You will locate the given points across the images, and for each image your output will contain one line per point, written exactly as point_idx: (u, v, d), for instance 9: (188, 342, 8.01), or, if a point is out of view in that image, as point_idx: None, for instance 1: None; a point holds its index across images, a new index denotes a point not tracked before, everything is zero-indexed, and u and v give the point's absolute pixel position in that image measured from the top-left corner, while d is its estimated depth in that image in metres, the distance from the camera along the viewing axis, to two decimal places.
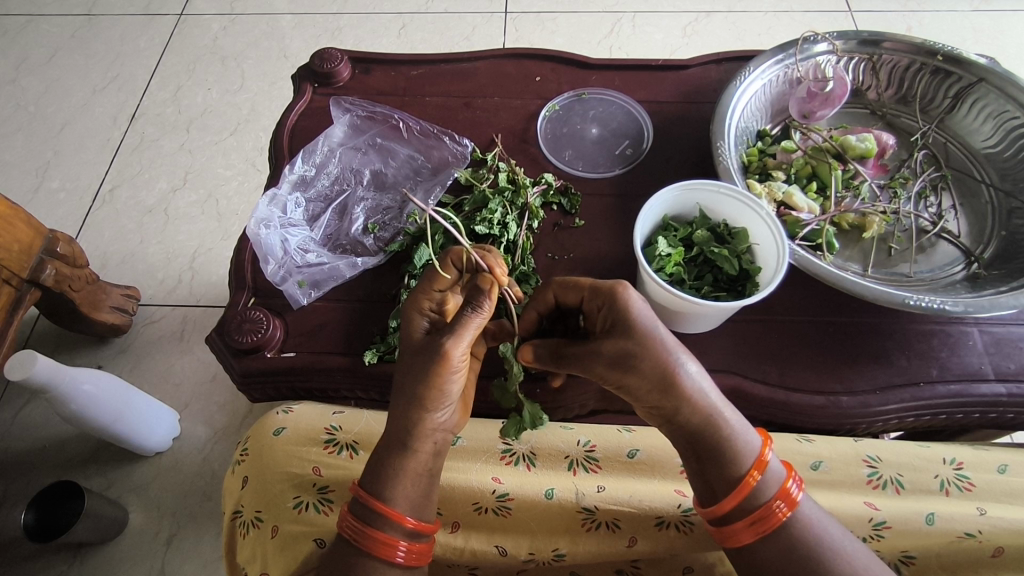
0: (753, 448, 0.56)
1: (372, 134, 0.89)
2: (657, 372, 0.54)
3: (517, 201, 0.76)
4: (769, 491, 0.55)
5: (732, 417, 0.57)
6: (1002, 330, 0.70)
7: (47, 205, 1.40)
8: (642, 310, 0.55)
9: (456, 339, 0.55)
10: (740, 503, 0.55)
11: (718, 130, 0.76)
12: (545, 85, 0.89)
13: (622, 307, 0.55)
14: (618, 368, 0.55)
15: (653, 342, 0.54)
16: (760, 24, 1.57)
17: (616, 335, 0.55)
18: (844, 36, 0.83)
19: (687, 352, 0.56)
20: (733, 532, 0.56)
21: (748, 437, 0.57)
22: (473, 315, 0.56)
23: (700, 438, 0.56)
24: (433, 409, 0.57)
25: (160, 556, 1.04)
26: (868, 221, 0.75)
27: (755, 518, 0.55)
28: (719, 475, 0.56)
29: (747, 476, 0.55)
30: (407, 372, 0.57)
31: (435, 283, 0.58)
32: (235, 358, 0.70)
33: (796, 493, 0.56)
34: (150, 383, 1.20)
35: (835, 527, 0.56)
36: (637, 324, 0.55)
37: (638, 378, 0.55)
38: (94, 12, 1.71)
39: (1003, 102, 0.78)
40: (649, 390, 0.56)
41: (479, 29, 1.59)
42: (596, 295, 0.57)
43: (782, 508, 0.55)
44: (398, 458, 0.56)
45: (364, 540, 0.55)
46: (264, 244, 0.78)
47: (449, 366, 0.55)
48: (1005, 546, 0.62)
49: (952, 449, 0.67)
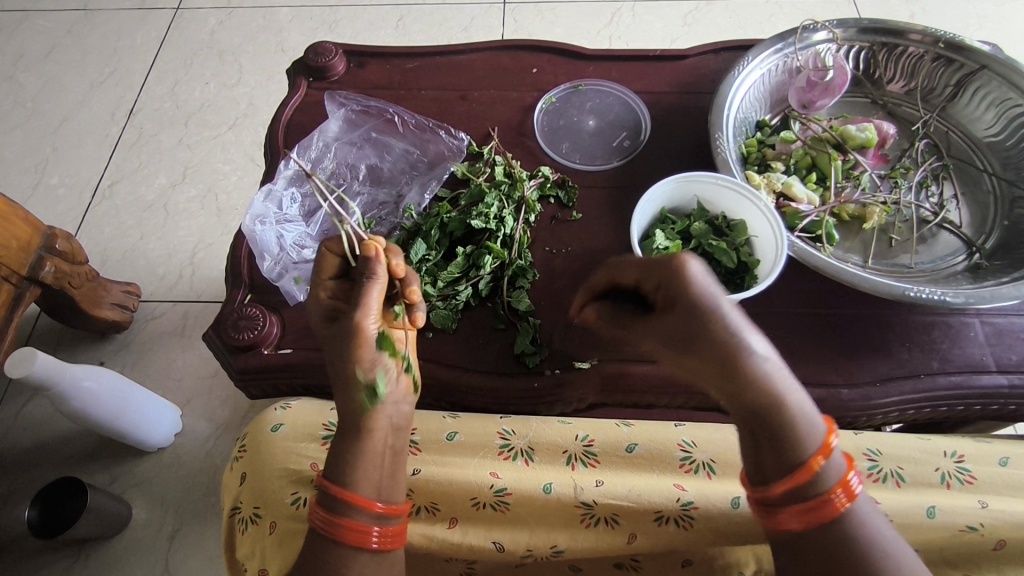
0: (818, 433, 0.49)
1: (367, 128, 0.88)
2: (723, 344, 0.48)
3: (514, 195, 0.76)
4: (831, 478, 0.49)
5: (798, 399, 0.49)
6: (1004, 321, 0.69)
7: (46, 202, 1.40)
8: (709, 283, 0.49)
9: (363, 311, 0.55)
10: (798, 490, 0.49)
11: (716, 121, 0.75)
12: (542, 77, 0.88)
13: (683, 277, 0.49)
14: (679, 340, 0.50)
15: (715, 313, 0.48)
16: (762, 12, 1.56)
17: (677, 309, 0.50)
18: (844, 24, 0.82)
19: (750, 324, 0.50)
20: (781, 516, 0.49)
21: (815, 420, 0.49)
22: (370, 284, 0.56)
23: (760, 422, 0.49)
24: (371, 384, 0.56)
25: (164, 551, 1.05)
26: (868, 212, 0.74)
27: (811, 508, 0.48)
28: (780, 462, 0.49)
29: (809, 461, 0.48)
30: (333, 356, 0.57)
31: (325, 271, 0.61)
32: (231, 355, 0.70)
33: (856, 486, 0.49)
34: (152, 378, 1.21)
35: (875, 515, 0.50)
36: (700, 295, 0.49)
37: (701, 353, 0.49)
38: (90, 6, 1.70)
39: (1006, 89, 0.77)
40: (705, 367, 0.50)
41: (478, 20, 1.58)
42: (656, 264, 0.52)
43: (841, 497, 0.48)
44: (355, 442, 0.55)
45: (333, 529, 0.54)
46: (259, 240, 0.77)
47: (365, 337, 0.55)
48: (1008, 540, 0.61)
49: (952, 442, 0.67)
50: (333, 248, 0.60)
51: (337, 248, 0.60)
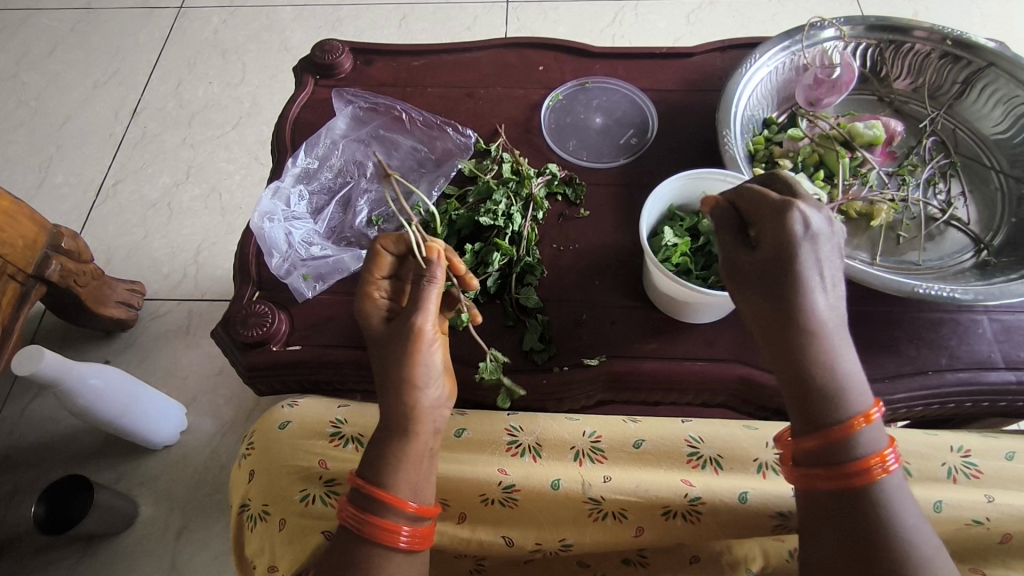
0: (862, 401, 0.51)
1: (375, 126, 0.88)
2: (788, 287, 0.51)
3: (522, 192, 0.75)
4: (870, 448, 0.50)
5: (847, 363, 0.52)
6: (1012, 317, 0.69)
7: (50, 201, 1.40)
8: (810, 233, 0.51)
9: (424, 313, 0.58)
10: (831, 451, 0.50)
11: (723, 118, 0.75)
12: (548, 75, 0.88)
13: (785, 220, 0.51)
14: (758, 277, 0.53)
15: (791, 259, 0.51)
16: (764, 11, 1.55)
17: (765, 249, 0.52)
18: (851, 21, 0.82)
19: (829, 282, 0.52)
20: (810, 469, 0.51)
21: (861, 391, 0.51)
22: (430, 286, 0.58)
23: (805, 370, 0.51)
24: (422, 388, 0.58)
25: (170, 548, 1.05)
26: (876, 209, 0.74)
27: (842, 469, 0.50)
28: (822, 414, 0.51)
29: (848, 424, 0.50)
30: (387, 358, 0.59)
31: (377, 269, 0.62)
32: (240, 352, 0.70)
33: (892, 464, 0.50)
34: (157, 376, 1.21)
35: (908, 506, 0.50)
36: (794, 240, 0.51)
37: (764, 292, 0.52)
38: (93, 5, 1.70)
39: (1013, 86, 0.77)
40: (772, 308, 0.52)
41: (481, 19, 1.58)
42: (762, 203, 0.53)
43: (878, 469, 0.50)
44: (398, 443, 0.57)
45: (363, 528, 0.55)
46: (268, 237, 0.77)
47: (423, 339, 0.58)
48: (1014, 534, 0.61)
49: (958, 437, 0.67)
50: (387, 245, 0.62)
51: (392, 247, 0.61)
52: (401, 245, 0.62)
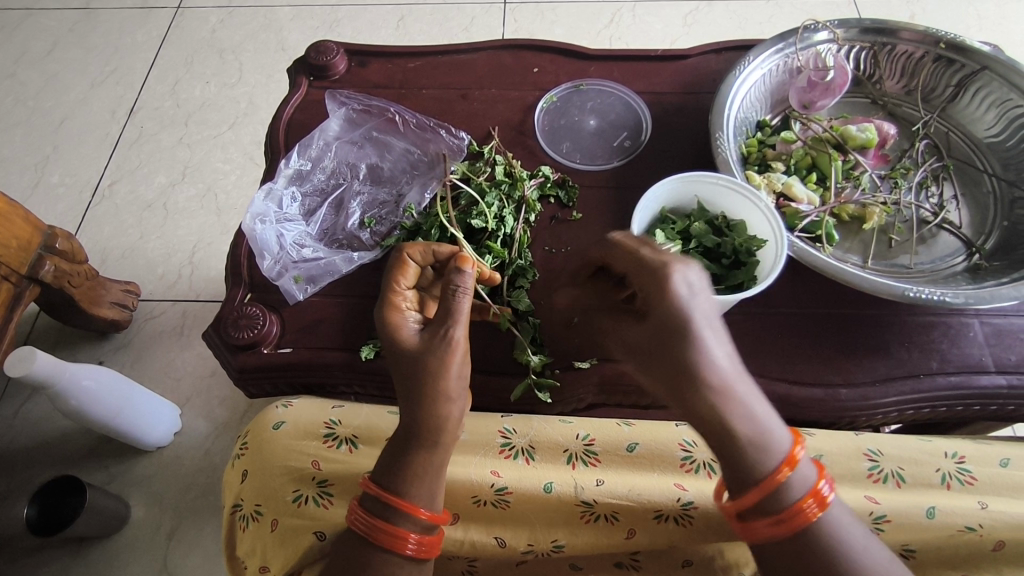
0: (783, 443, 0.51)
1: (368, 128, 0.88)
2: (684, 357, 0.51)
3: (514, 194, 0.76)
4: (800, 490, 0.51)
5: (761, 412, 0.51)
6: (1003, 321, 0.69)
7: (46, 200, 1.40)
8: (693, 294, 0.52)
9: (457, 324, 0.58)
10: (763, 503, 0.51)
11: (716, 121, 0.75)
12: (542, 77, 0.88)
13: (665, 287, 0.52)
14: (652, 346, 0.53)
15: (683, 325, 0.51)
16: (762, 12, 1.56)
17: (654, 317, 0.53)
18: (845, 24, 0.82)
19: (719, 335, 0.52)
20: (753, 528, 0.51)
21: (779, 434, 0.51)
22: (461, 298, 0.58)
23: (722, 433, 0.50)
24: (452, 401, 0.58)
25: (162, 549, 1.05)
26: (868, 212, 0.74)
27: (781, 517, 0.50)
28: (748, 471, 0.51)
29: (774, 473, 0.50)
30: (414, 372, 0.57)
31: (401, 278, 0.63)
32: (231, 354, 0.70)
33: (829, 494, 0.51)
34: (151, 377, 1.21)
35: (860, 530, 0.51)
36: (679, 306, 0.51)
37: (662, 363, 0.52)
38: (91, 5, 1.70)
39: (1006, 89, 0.77)
40: (671, 379, 0.52)
41: (478, 20, 1.58)
42: (644, 269, 0.54)
43: (812, 509, 0.50)
44: (421, 454, 0.57)
45: (374, 534, 0.55)
46: (259, 239, 0.77)
47: (457, 350, 0.58)
48: (1007, 541, 0.61)
49: (952, 443, 0.66)
50: (413, 255, 0.63)
51: (419, 256, 0.63)
52: (426, 255, 0.64)
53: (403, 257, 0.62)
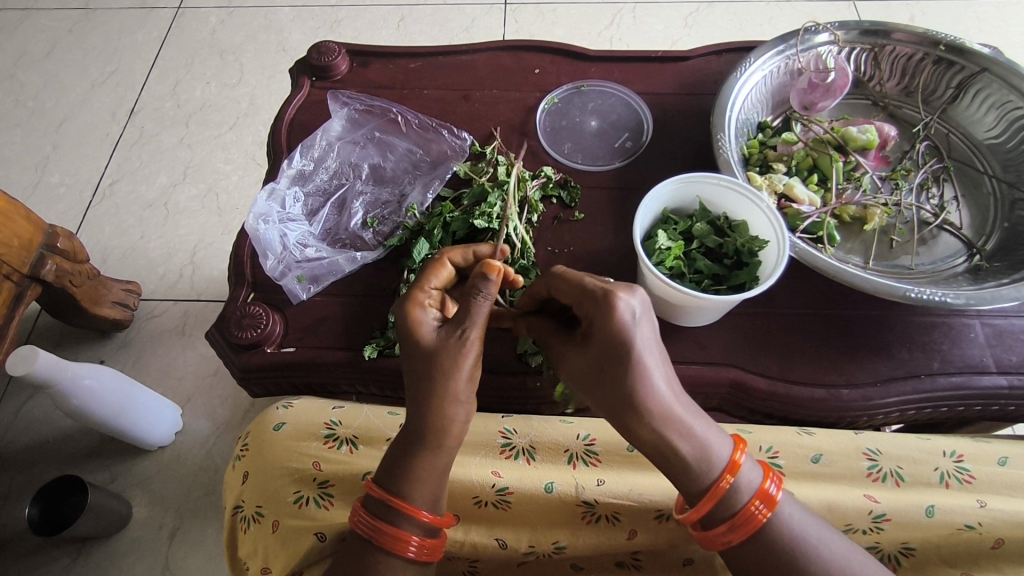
0: (723, 452, 0.55)
1: (370, 128, 0.88)
2: (628, 385, 0.53)
3: (516, 195, 0.76)
4: (745, 495, 0.54)
5: (701, 428, 0.54)
6: (1004, 322, 0.69)
7: (46, 200, 1.40)
8: (635, 324, 0.52)
9: (476, 327, 0.57)
10: (712, 511, 0.55)
11: (718, 122, 0.76)
12: (544, 78, 0.88)
13: (609, 318, 0.52)
14: (596, 372, 0.55)
15: (628, 354, 0.52)
16: (761, 14, 1.56)
17: (596, 345, 0.54)
18: (846, 26, 0.82)
19: (660, 358, 0.54)
20: (708, 533, 0.55)
21: (720, 443, 0.55)
22: (483, 301, 0.57)
23: (668, 450, 0.54)
24: (460, 403, 0.57)
25: (164, 549, 1.05)
26: (870, 213, 0.75)
27: (733, 523, 0.54)
28: (695, 481, 0.55)
29: (719, 482, 0.54)
30: (425, 370, 0.56)
31: (433, 277, 0.62)
32: (235, 353, 0.71)
33: (775, 493, 0.55)
34: (152, 377, 1.21)
35: (819, 525, 0.55)
36: (623, 335, 0.52)
37: (608, 389, 0.54)
38: (92, 5, 1.70)
39: (1006, 91, 0.78)
40: (615, 405, 0.54)
41: (479, 21, 1.58)
42: (587, 297, 0.54)
43: (760, 511, 0.54)
44: (424, 456, 0.57)
45: (378, 536, 0.56)
46: (262, 239, 0.78)
47: (471, 353, 0.57)
48: (1007, 538, 0.62)
49: (951, 442, 0.66)
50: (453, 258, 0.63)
51: (458, 258, 0.64)
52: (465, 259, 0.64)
53: (439, 258, 0.62)
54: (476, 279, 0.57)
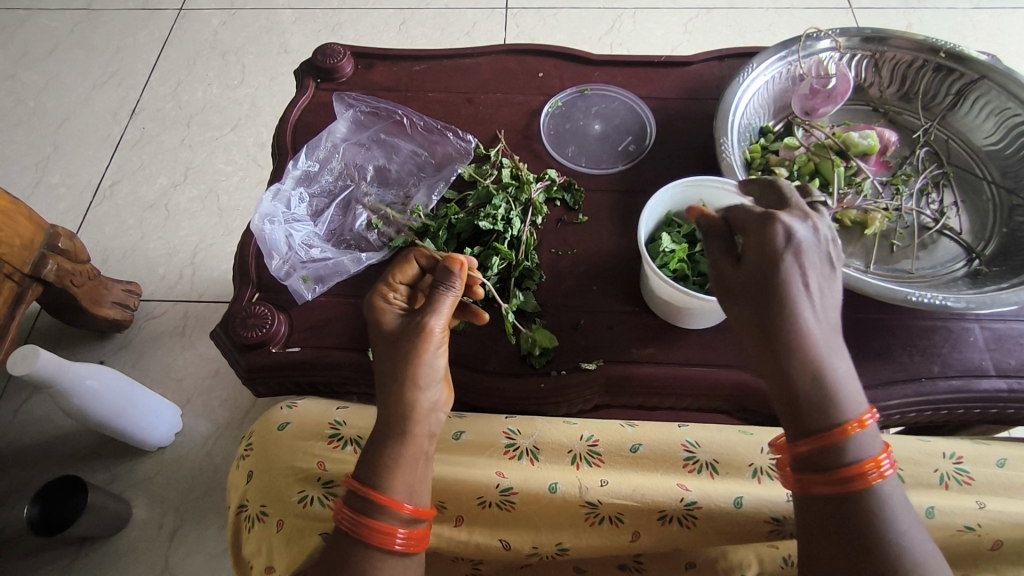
0: (857, 406, 0.51)
1: (376, 130, 0.89)
2: (772, 302, 0.51)
3: (521, 197, 0.76)
4: (867, 453, 0.49)
5: (838, 371, 0.51)
6: (1002, 326, 0.70)
7: (47, 200, 1.40)
8: (797, 245, 0.52)
9: (435, 315, 0.61)
10: (824, 456, 0.50)
11: (721, 126, 0.76)
12: (548, 81, 0.89)
13: (770, 234, 0.52)
14: (747, 291, 0.53)
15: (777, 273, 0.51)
16: (760, 20, 1.57)
17: (752, 259, 0.52)
18: (847, 33, 0.83)
19: (815, 292, 0.52)
20: (808, 480, 0.51)
21: (854, 398, 0.51)
22: (446, 293, 0.61)
23: (794, 382, 0.51)
24: (423, 388, 0.59)
25: (163, 550, 1.04)
26: (871, 217, 0.75)
27: (840, 478, 0.49)
28: (815, 422, 0.50)
29: (845, 428, 0.50)
30: (390, 358, 0.60)
31: (400, 273, 0.65)
32: (239, 353, 0.71)
33: (887, 470, 0.50)
34: (152, 378, 1.20)
35: (906, 513, 0.49)
36: (779, 254, 0.51)
37: (750, 302, 0.52)
38: (93, 6, 1.70)
39: (1005, 98, 0.79)
40: (753, 318, 0.52)
41: (480, 25, 1.59)
42: (750, 218, 0.54)
43: (872, 474, 0.49)
44: (394, 445, 0.57)
45: (360, 531, 0.55)
46: (268, 239, 0.78)
47: (431, 341, 0.60)
48: (1005, 540, 0.62)
49: (951, 444, 0.67)
50: (419, 257, 0.65)
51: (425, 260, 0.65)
52: (431, 260, 0.65)
53: (404, 253, 0.65)
54: (441, 273, 0.61)
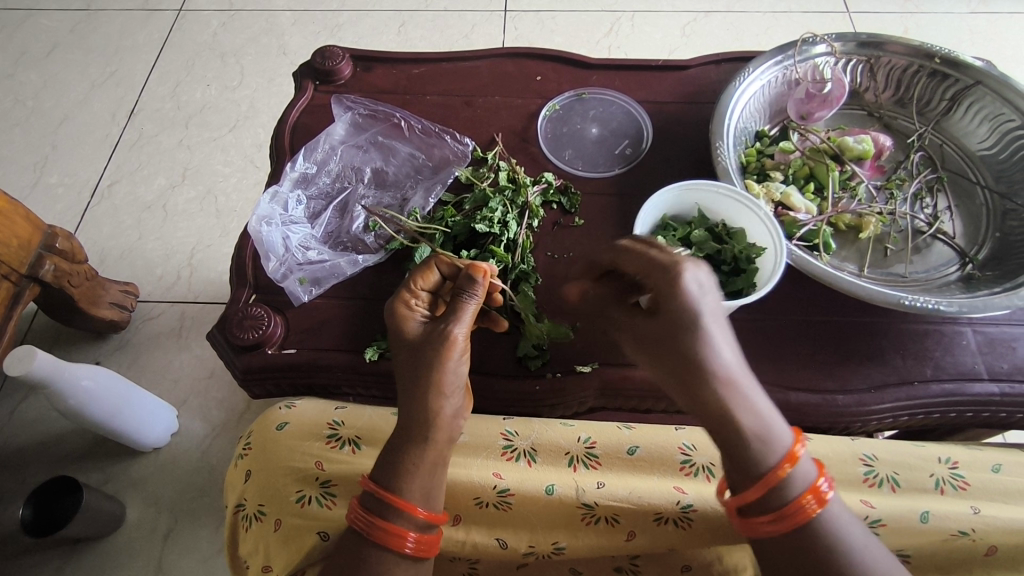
0: (784, 440, 0.52)
1: (374, 133, 0.89)
2: (688, 355, 0.52)
3: (517, 200, 0.77)
4: (799, 488, 0.51)
5: (764, 408, 0.52)
6: (995, 330, 0.71)
7: (44, 200, 1.40)
8: (701, 291, 0.52)
9: (459, 323, 0.60)
10: (761, 497, 0.51)
11: (716, 130, 0.77)
12: (545, 85, 0.90)
13: (675, 284, 0.52)
14: (657, 339, 0.54)
15: (689, 322, 0.52)
16: (758, 24, 1.58)
17: (661, 311, 0.53)
18: (843, 38, 0.84)
19: (728, 335, 0.53)
20: (754, 523, 0.52)
21: (781, 431, 0.52)
22: (469, 300, 0.61)
23: (723, 429, 0.51)
24: (446, 396, 0.58)
25: (158, 551, 1.04)
26: (865, 221, 0.76)
27: (780, 515, 0.51)
28: (747, 466, 0.51)
29: (776, 468, 0.51)
30: (411, 365, 0.59)
31: (420, 280, 0.64)
32: (235, 354, 0.71)
33: (826, 492, 0.51)
34: (149, 378, 1.21)
35: (857, 530, 0.51)
36: (689, 301, 0.52)
37: (666, 356, 0.53)
38: (93, 7, 1.70)
39: (999, 104, 0.79)
40: (672, 370, 0.53)
41: (479, 28, 1.59)
42: (655, 267, 0.55)
43: (812, 506, 0.51)
44: (414, 451, 0.57)
45: (373, 532, 0.56)
46: (265, 240, 0.78)
47: (455, 347, 0.59)
48: (999, 545, 0.62)
49: (946, 449, 0.68)
50: (440, 265, 0.65)
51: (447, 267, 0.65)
52: (452, 269, 0.65)
53: (424, 261, 0.65)
54: (463, 280, 0.62)
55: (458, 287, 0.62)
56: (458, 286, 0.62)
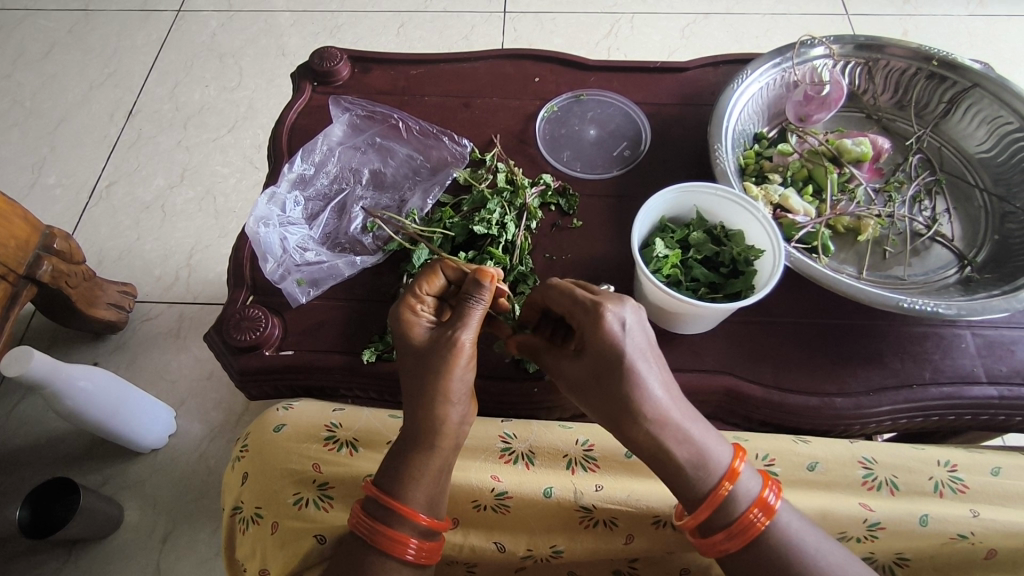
0: (722, 460, 0.56)
1: (372, 134, 0.89)
2: (618, 395, 0.56)
3: (516, 202, 0.77)
4: (744, 503, 0.56)
5: (698, 432, 0.56)
6: (994, 333, 0.71)
7: (43, 201, 1.40)
8: (623, 332, 0.56)
9: (465, 330, 0.59)
10: (711, 515, 0.56)
11: (715, 133, 0.77)
12: (544, 86, 0.89)
13: (598, 328, 0.56)
14: (592, 381, 0.57)
15: (617, 362, 0.55)
16: (757, 26, 1.58)
17: (589, 355, 0.57)
18: (841, 40, 0.84)
19: (654, 369, 0.57)
20: (713, 541, 0.56)
21: (718, 451, 0.56)
22: (476, 307, 0.59)
23: (665, 457, 0.56)
24: (453, 403, 0.58)
25: (156, 553, 1.04)
26: (863, 224, 0.76)
27: (733, 531, 0.56)
28: (692, 489, 0.56)
29: (717, 488, 0.56)
30: (417, 372, 0.58)
31: (425, 285, 0.62)
32: (233, 355, 0.71)
33: (774, 502, 0.56)
34: (147, 379, 1.20)
35: (815, 535, 0.56)
36: (613, 343, 0.56)
37: (600, 396, 0.57)
38: (92, 7, 1.70)
39: (997, 107, 0.79)
40: (608, 408, 0.57)
41: (478, 29, 1.59)
42: (578, 310, 0.58)
43: (759, 518, 0.55)
44: (420, 457, 0.57)
45: (376, 538, 0.56)
46: (263, 242, 0.78)
47: (461, 355, 0.58)
48: (999, 548, 0.63)
49: (945, 452, 0.67)
50: (446, 268, 0.63)
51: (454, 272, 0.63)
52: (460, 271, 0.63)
53: (428, 266, 0.63)
54: (469, 285, 0.59)
55: (464, 293, 0.60)
56: (465, 292, 0.60)
